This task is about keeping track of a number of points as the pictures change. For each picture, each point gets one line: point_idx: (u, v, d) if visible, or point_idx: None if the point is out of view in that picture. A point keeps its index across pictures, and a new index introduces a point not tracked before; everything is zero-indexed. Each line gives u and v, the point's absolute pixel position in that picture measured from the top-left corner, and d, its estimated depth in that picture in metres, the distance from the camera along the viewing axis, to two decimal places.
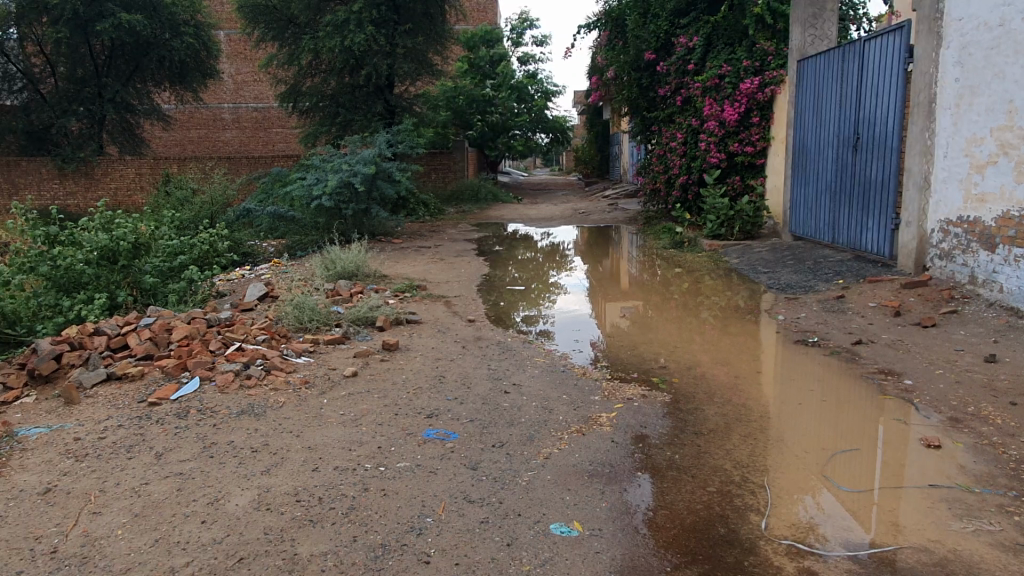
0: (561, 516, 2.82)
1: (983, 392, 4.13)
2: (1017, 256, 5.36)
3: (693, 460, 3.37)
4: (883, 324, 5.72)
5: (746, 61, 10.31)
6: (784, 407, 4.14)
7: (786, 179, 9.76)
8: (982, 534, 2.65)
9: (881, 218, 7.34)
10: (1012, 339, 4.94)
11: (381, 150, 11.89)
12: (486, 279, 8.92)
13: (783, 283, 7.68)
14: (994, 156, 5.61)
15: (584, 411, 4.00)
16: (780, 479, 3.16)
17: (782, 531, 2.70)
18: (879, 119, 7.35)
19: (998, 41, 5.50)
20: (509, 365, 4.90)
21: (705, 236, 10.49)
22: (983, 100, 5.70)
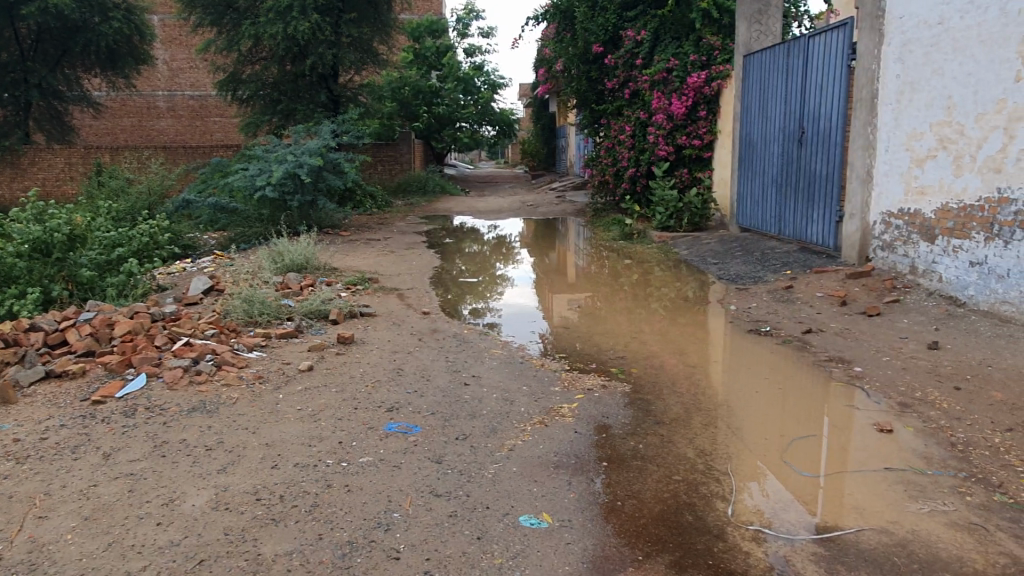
0: (530, 508, 2.79)
1: (929, 377, 4.28)
2: (955, 247, 5.57)
3: (657, 449, 3.39)
4: (830, 313, 5.88)
5: (694, 55, 10.46)
6: (742, 395, 4.21)
7: (733, 171, 9.94)
8: (937, 514, 2.73)
9: (826, 211, 7.54)
10: (952, 327, 5.14)
11: (327, 141, 11.65)
12: (436, 271, 8.85)
13: (733, 274, 7.83)
14: (933, 151, 5.81)
15: (544, 402, 3.98)
16: (742, 467, 3.20)
17: (748, 518, 2.74)
18: (823, 114, 7.55)
19: (937, 39, 5.69)
20: (466, 357, 4.85)
21: (654, 229, 10.61)
22: (923, 96, 5.90)
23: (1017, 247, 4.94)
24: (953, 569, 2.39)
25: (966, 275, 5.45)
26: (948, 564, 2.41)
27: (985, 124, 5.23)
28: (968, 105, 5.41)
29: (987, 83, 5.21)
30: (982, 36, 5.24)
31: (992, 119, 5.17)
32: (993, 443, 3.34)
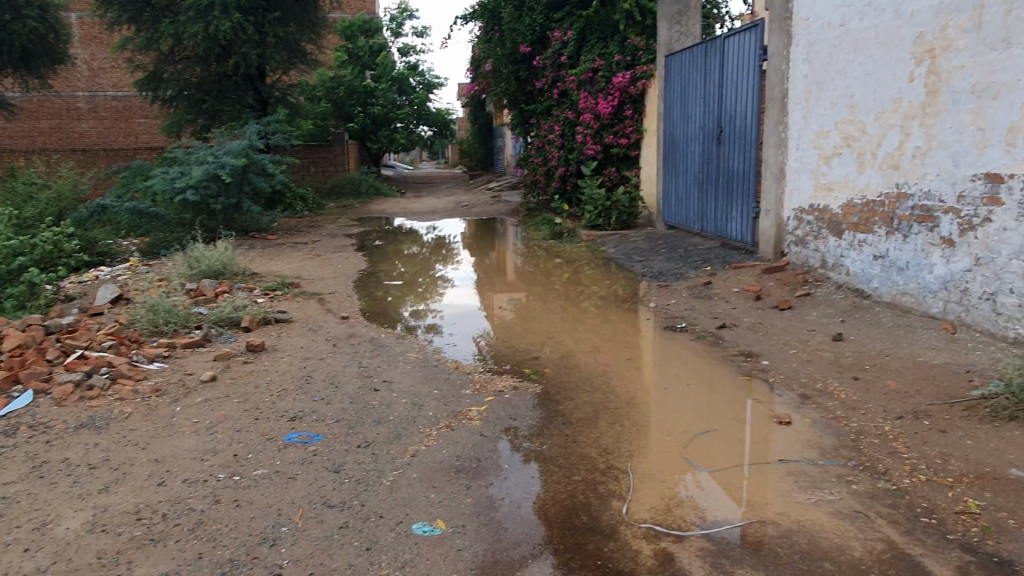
0: (424, 515, 2.75)
1: (830, 368, 4.41)
2: (860, 241, 5.75)
3: (561, 450, 3.38)
4: (744, 308, 6.02)
5: (618, 56, 10.56)
6: (653, 392, 4.25)
7: (658, 170, 10.09)
8: (823, 504, 2.80)
9: (744, 207, 7.72)
10: (857, 319, 5.32)
11: (251, 142, 11.36)
12: (364, 274, 8.71)
13: (656, 270, 7.93)
14: (838, 148, 5.99)
15: (454, 405, 3.94)
16: (642, 463, 3.23)
17: (643, 515, 2.75)
18: (739, 113, 7.72)
19: (840, 40, 5.87)
20: (380, 362, 4.77)
21: (583, 228, 10.65)
22: (828, 95, 6.08)
23: (914, 241, 5.13)
24: (832, 557, 2.44)
25: (871, 269, 5.64)
26: (828, 553, 2.46)
27: (883, 122, 5.41)
28: (868, 104, 5.60)
29: (884, 83, 5.39)
30: (879, 37, 5.42)
31: (889, 117, 5.35)
32: (884, 431, 3.45)
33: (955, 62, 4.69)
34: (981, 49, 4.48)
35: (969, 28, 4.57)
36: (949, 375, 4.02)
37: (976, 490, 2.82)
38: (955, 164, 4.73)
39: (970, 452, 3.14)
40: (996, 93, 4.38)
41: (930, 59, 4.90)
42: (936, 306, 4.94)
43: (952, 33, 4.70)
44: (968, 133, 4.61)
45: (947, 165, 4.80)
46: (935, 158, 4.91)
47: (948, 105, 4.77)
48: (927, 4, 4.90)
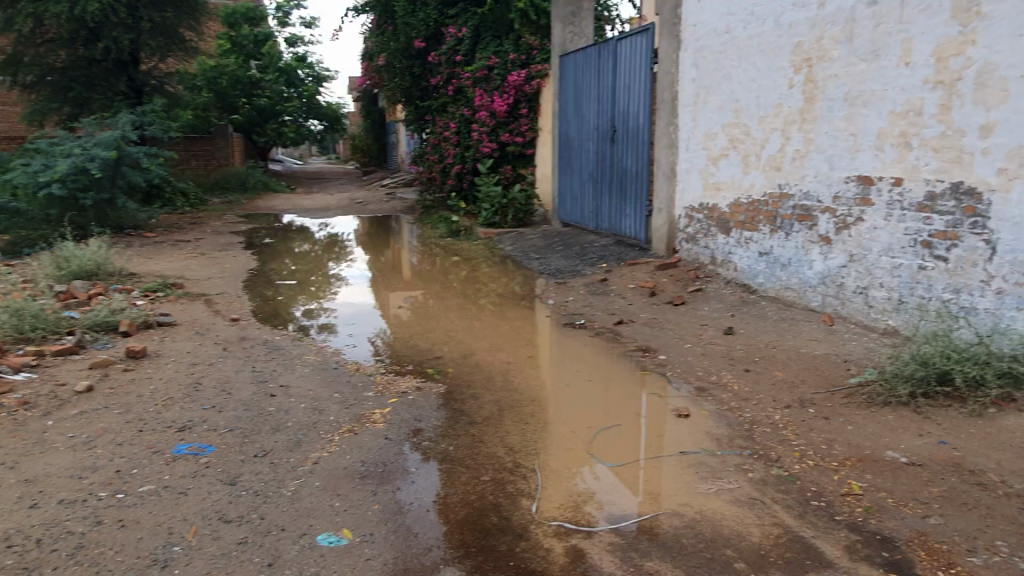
0: (329, 525, 2.64)
1: (723, 361, 4.61)
2: (746, 239, 6.04)
3: (468, 450, 3.35)
4: (640, 304, 6.20)
5: (513, 54, 10.59)
6: (556, 389, 4.30)
7: (554, 169, 10.23)
8: (723, 492, 2.91)
9: (637, 206, 7.94)
10: (745, 313, 5.58)
11: (125, 133, 10.63)
12: (254, 274, 8.33)
13: (554, 268, 8.03)
14: (725, 150, 6.26)
15: (355, 409, 3.83)
16: (549, 460, 3.25)
17: (552, 513, 2.76)
18: (631, 114, 7.93)
19: (725, 47, 6.14)
20: (275, 365, 4.57)
21: (480, 225, 10.63)
22: (715, 99, 6.35)
23: (795, 238, 5.44)
24: (734, 543, 2.53)
25: (756, 265, 5.93)
26: (729, 540, 2.56)
27: (766, 125, 5.71)
28: (752, 108, 5.88)
29: (766, 89, 5.68)
30: (761, 46, 5.71)
31: (771, 121, 5.65)
32: (774, 420, 3.63)
33: (830, 71, 5.00)
34: (852, 59, 4.80)
35: (842, 39, 4.89)
36: (830, 365, 4.28)
37: (858, 472, 3.02)
38: (831, 167, 5.04)
39: (851, 436, 3.35)
40: (866, 102, 4.70)
41: (808, 67, 5.20)
42: (816, 300, 5.26)
43: (827, 44, 5.01)
44: (842, 138, 4.93)
45: (824, 167, 5.11)
46: (813, 160, 5.21)
47: (823, 112, 5.08)
48: (805, 16, 5.20)
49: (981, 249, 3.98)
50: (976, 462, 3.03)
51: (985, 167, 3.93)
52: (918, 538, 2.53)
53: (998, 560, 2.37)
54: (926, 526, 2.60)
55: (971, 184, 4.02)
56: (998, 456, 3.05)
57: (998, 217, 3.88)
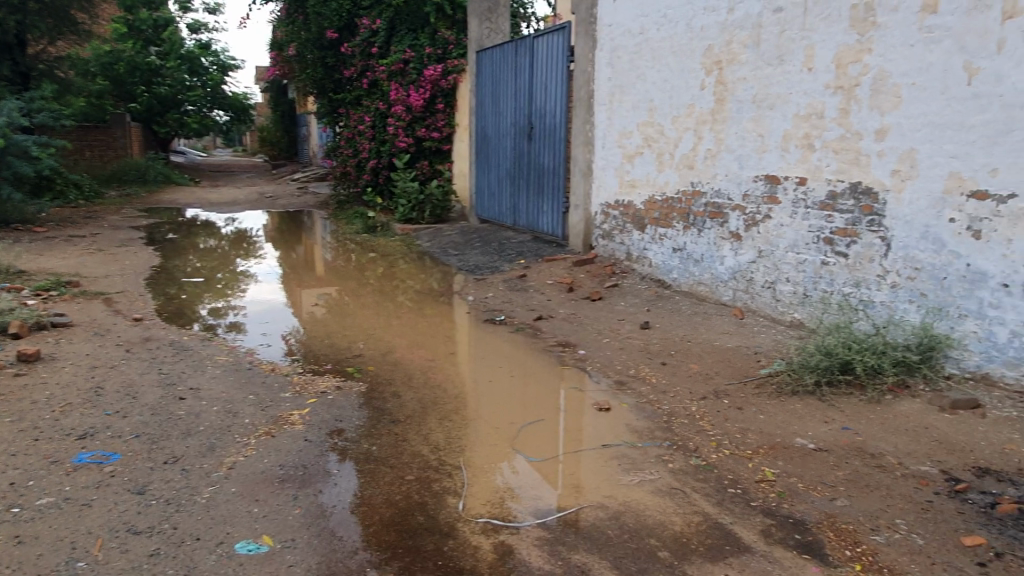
0: (247, 532, 2.54)
1: (641, 355, 4.72)
2: (660, 235, 6.20)
3: (391, 449, 3.30)
4: (558, 300, 6.27)
5: (429, 48, 10.49)
6: (478, 385, 4.29)
7: (471, 165, 10.20)
8: (645, 483, 2.98)
9: (554, 202, 8.03)
10: (660, 307, 5.73)
11: (11, 120, 9.89)
12: (157, 271, 7.93)
13: (472, 264, 8.01)
14: (640, 148, 6.40)
15: (272, 410, 3.70)
16: (474, 457, 3.24)
17: (479, 510, 2.75)
18: (548, 112, 8.00)
19: (640, 47, 6.28)
20: (184, 367, 4.36)
21: (396, 221, 10.49)
22: (630, 98, 6.49)
23: (707, 235, 5.63)
24: (657, 532, 2.60)
25: (670, 261, 6.11)
26: (652, 529, 2.62)
27: (679, 125, 5.87)
28: (665, 108, 6.04)
29: (679, 90, 5.85)
30: (674, 48, 5.87)
31: (684, 121, 5.82)
32: (691, 411, 3.75)
33: (739, 74, 5.19)
34: (760, 63, 5.00)
35: (750, 44, 5.08)
36: (741, 357, 4.45)
37: (770, 459, 3.15)
38: (740, 167, 5.24)
39: (763, 425, 3.50)
40: (773, 104, 4.91)
41: (718, 70, 5.39)
42: (727, 294, 5.46)
43: (736, 48, 5.20)
44: (750, 139, 5.13)
45: (734, 166, 5.30)
46: (724, 160, 5.40)
47: (733, 113, 5.27)
48: (715, 20, 5.38)
49: (878, 246, 4.23)
50: (877, 446, 3.22)
51: (880, 168, 4.18)
52: (827, 520, 2.66)
53: (899, 538, 2.52)
54: (834, 508, 2.74)
55: (868, 184, 4.27)
56: (896, 440, 3.25)
57: (892, 215, 4.13)
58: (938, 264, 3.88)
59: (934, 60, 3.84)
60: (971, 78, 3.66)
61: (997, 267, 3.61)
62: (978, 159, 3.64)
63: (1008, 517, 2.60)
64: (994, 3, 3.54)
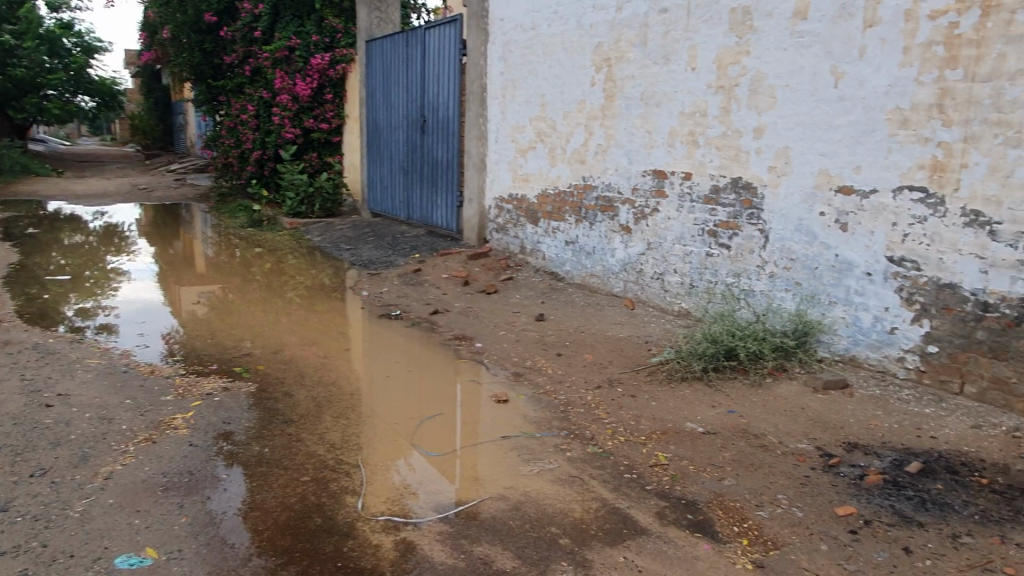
0: (128, 545, 2.38)
1: (536, 346, 4.78)
2: (553, 228, 6.29)
3: (284, 450, 3.17)
4: (454, 293, 6.25)
5: (316, 36, 10.13)
6: (375, 381, 4.21)
7: (362, 157, 9.99)
8: (544, 473, 3.01)
9: (448, 196, 8.00)
10: (554, 299, 5.83)
11: None
12: (16, 268, 7.29)
13: (365, 259, 7.85)
14: (532, 143, 6.47)
15: (152, 415, 3.48)
16: (372, 454, 3.17)
17: (378, 508, 2.70)
18: (440, 104, 7.95)
19: (531, 42, 6.34)
20: (51, 372, 4.03)
21: (284, 215, 10.11)
22: (522, 93, 6.54)
23: (599, 228, 5.76)
24: (557, 521, 2.63)
25: (563, 253, 6.21)
26: (552, 517, 2.65)
27: (570, 120, 5.98)
28: (557, 103, 6.13)
29: (570, 85, 5.95)
30: (564, 44, 5.96)
31: (575, 117, 5.93)
32: (586, 400, 3.83)
33: (627, 72, 5.34)
34: (646, 62, 5.16)
35: (637, 43, 5.24)
36: (633, 346, 4.59)
37: (663, 444, 3.27)
38: (629, 161, 5.39)
39: (654, 411, 3.62)
40: (659, 102, 5.09)
41: (607, 67, 5.52)
42: (618, 286, 5.62)
43: (624, 46, 5.35)
44: (638, 135, 5.29)
45: (623, 161, 5.46)
46: (613, 155, 5.55)
47: (622, 109, 5.42)
48: (603, 18, 5.50)
49: (757, 238, 4.47)
50: (759, 426, 3.41)
51: (758, 164, 4.42)
52: (716, 499, 2.79)
53: (781, 512, 2.68)
54: (723, 487, 2.87)
55: (747, 179, 4.50)
56: (776, 420, 3.46)
57: (769, 209, 4.38)
58: (811, 254, 4.15)
59: (805, 63, 4.09)
60: (837, 82, 3.93)
61: (861, 257, 3.90)
62: (844, 157, 3.93)
63: (875, 487, 2.82)
64: (856, 12, 3.81)
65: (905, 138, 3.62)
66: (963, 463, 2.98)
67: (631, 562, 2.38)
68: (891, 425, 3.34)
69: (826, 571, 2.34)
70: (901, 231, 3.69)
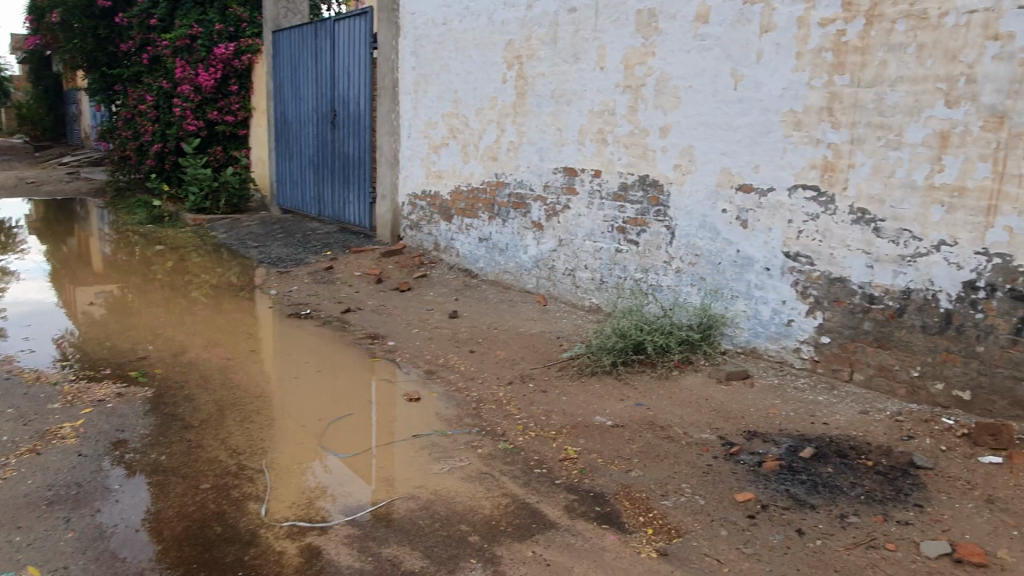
0: (6, 565, 2.23)
1: (449, 343, 4.76)
2: (467, 225, 6.28)
3: (183, 457, 3.04)
4: (366, 291, 6.15)
5: (219, 25, 9.75)
6: (282, 383, 4.08)
7: (270, 152, 9.68)
8: (455, 471, 3.00)
9: (360, 192, 7.85)
10: (468, 296, 5.82)
11: None
12: None
13: (274, 256, 7.61)
14: (445, 139, 6.43)
15: (37, 425, 3.27)
16: (277, 458, 3.08)
17: (283, 514, 2.62)
18: (351, 98, 7.79)
19: (443, 38, 6.31)
20: None
21: (187, 211, 9.69)
22: (434, 88, 6.49)
23: (511, 225, 5.79)
24: (467, 518, 2.63)
25: (476, 250, 6.21)
26: (463, 515, 2.65)
27: (482, 117, 5.98)
28: (469, 100, 6.12)
29: (481, 82, 5.95)
30: (475, 40, 5.96)
31: (487, 114, 5.93)
32: (498, 397, 3.85)
33: (538, 70, 5.38)
34: (556, 60, 5.22)
35: (546, 41, 5.29)
36: (545, 342, 4.64)
37: (573, 438, 3.31)
38: (540, 159, 5.44)
39: (565, 406, 3.67)
40: (569, 100, 5.16)
41: (518, 65, 5.55)
42: (531, 282, 5.67)
43: (534, 44, 5.39)
44: (549, 133, 5.35)
45: (535, 158, 5.50)
46: (525, 152, 5.58)
47: (533, 107, 5.46)
48: (514, 15, 5.52)
49: (664, 234, 4.59)
50: (665, 418, 3.51)
51: (664, 162, 4.54)
52: (623, 490, 2.85)
53: (685, 500, 2.77)
54: (630, 479, 2.94)
55: (654, 177, 4.61)
56: (681, 411, 3.56)
57: (675, 206, 4.50)
58: (714, 250, 4.30)
59: (706, 65, 4.23)
60: (736, 84, 4.08)
61: (760, 253, 4.06)
62: (743, 157, 4.08)
63: (772, 473, 2.95)
64: (753, 18, 3.96)
65: (798, 139, 3.80)
66: (851, 447, 3.16)
67: (539, 556, 2.40)
68: (787, 413, 3.50)
69: (726, 555, 2.43)
70: (796, 228, 3.87)
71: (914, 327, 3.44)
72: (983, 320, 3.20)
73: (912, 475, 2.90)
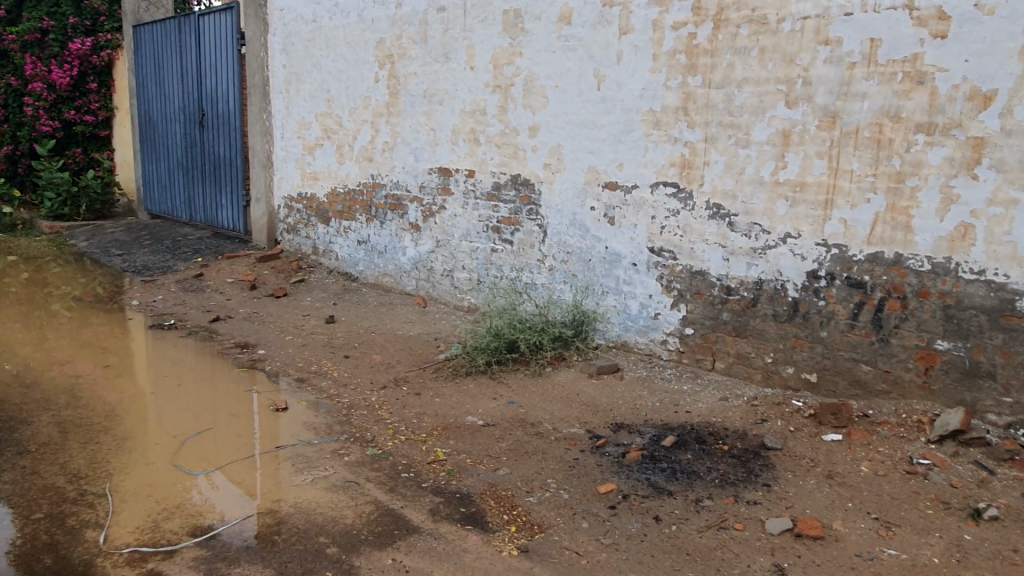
0: None
1: (324, 349, 4.64)
2: (345, 227, 6.13)
3: (14, 487, 2.80)
4: (240, 298, 5.90)
5: (74, 18, 9.09)
6: (138, 399, 3.84)
7: (135, 154, 9.13)
8: (318, 481, 2.91)
9: (232, 195, 7.54)
10: (347, 300, 5.69)
11: None
12: None
13: (140, 264, 7.18)
14: (319, 140, 6.26)
15: None
16: (124, 481, 2.89)
17: (124, 540, 2.46)
18: (220, 97, 7.46)
19: (313, 35, 6.13)
20: None
21: (42, 218, 8.98)
22: (306, 87, 6.30)
23: (389, 226, 5.71)
24: (327, 530, 2.55)
25: (355, 254, 6.07)
26: (322, 527, 2.57)
27: (356, 117, 5.86)
28: (342, 99, 5.98)
29: (354, 80, 5.83)
30: (346, 38, 5.83)
31: (360, 113, 5.82)
32: (370, 401, 3.77)
33: (409, 69, 5.33)
34: (427, 60, 5.18)
35: (417, 40, 5.24)
36: (422, 344, 4.59)
37: (443, 440, 3.29)
38: (415, 159, 5.39)
39: (437, 408, 3.65)
40: (441, 100, 5.13)
41: (390, 64, 5.47)
42: (410, 284, 5.61)
43: (405, 43, 5.33)
44: (423, 132, 5.30)
45: (410, 158, 5.44)
46: (400, 152, 5.51)
47: (406, 106, 5.40)
48: (384, 13, 5.44)
49: (536, 233, 4.64)
50: (536, 415, 3.54)
51: (534, 161, 4.59)
52: (489, 490, 2.85)
53: (549, 495, 2.80)
54: (496, 477, 2.95)
55: (525, 176, 4.66)
56: (551, 408, 3.61)
57: (546, 205, 4.56)
58: (584, 247, 4.38)
59: (571, 66, 4.30)
60: (599, 84, 4.18)
61: (627, 249, 4.17)
62: (608, 155, 4.18)
63: (634, 463, 3.04)
64: (612, 20, 4.06)
65: (658, 137, 3.93)
66: (709, 433, 3.29)
67: (398, 563, 2.37)
68: (652, 404, 3.61)
69: (585, 547, 2.47)
70: (659, 224, 4.00)
71: (766, 315, 3.63)
72: (825, 307, 3.41)
73: (762, 456, 3.05)
